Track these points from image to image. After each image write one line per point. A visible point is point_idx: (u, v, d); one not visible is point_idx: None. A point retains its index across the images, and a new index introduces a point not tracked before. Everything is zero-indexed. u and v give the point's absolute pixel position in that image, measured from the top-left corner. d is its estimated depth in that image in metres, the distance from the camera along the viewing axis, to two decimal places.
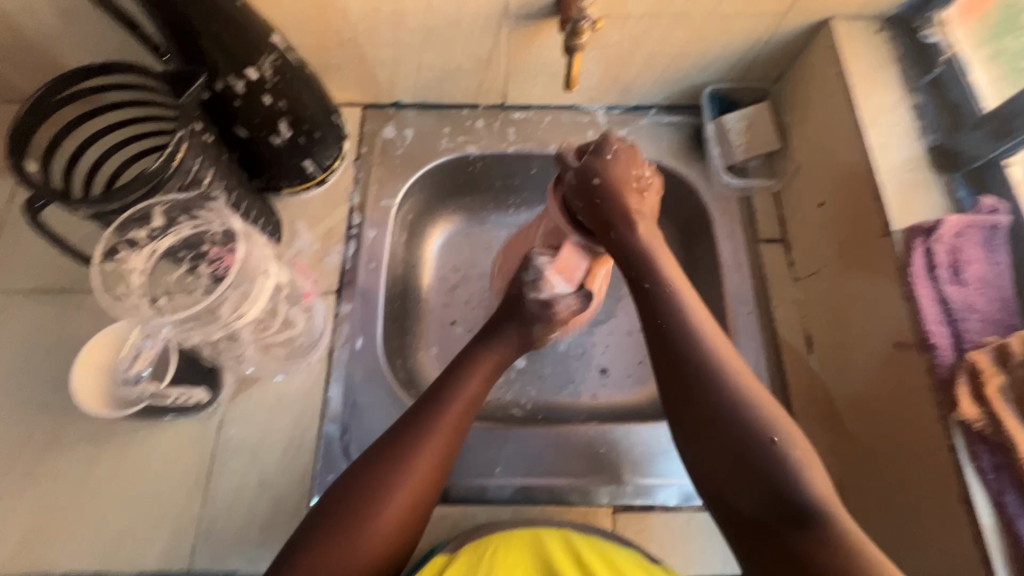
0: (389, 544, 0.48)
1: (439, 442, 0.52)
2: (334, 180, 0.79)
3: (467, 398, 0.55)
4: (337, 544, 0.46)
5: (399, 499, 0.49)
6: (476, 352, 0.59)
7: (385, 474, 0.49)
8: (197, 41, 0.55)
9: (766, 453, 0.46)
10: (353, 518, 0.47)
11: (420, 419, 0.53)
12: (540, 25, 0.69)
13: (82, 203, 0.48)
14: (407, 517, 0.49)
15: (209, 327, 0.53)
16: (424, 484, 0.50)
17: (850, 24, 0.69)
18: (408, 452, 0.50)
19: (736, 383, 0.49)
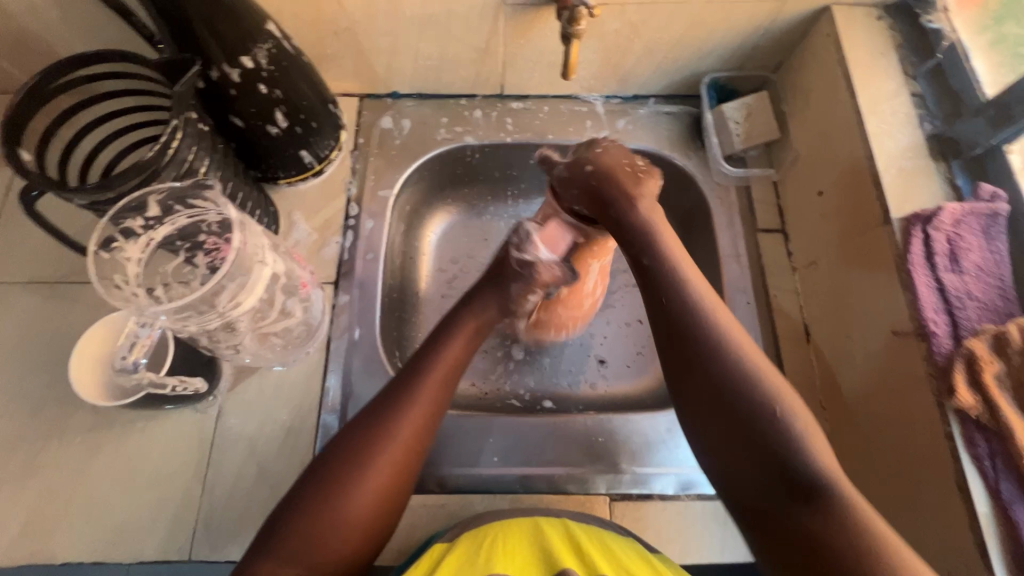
0: (376, 509, 0.48)
1: (421, 404, 0.52)
2: (331, 171, 0.78)
3: (449, 360, 0.55)
4: (322, 505, 0.47)
5: (384, 462, 0.49)
6: (455, 319, 0.59)
7: (370, 439, 0.50)
8: (190, 27, 0.54)
9: (772, 428, 0.45)
10: (338, 480, 0.48)
11: (402, 384, 0.53)
12: (537, 13, 0.69)
13: (78, 192, 0.48)
14: (393, 482, 0.50)
15: (205, 317, 0.53)
16: (409, 447, 0.51)
17: (850, 10, 0.69)
18: (391, 416, 0.51)
19: (734, 354, 0.49)
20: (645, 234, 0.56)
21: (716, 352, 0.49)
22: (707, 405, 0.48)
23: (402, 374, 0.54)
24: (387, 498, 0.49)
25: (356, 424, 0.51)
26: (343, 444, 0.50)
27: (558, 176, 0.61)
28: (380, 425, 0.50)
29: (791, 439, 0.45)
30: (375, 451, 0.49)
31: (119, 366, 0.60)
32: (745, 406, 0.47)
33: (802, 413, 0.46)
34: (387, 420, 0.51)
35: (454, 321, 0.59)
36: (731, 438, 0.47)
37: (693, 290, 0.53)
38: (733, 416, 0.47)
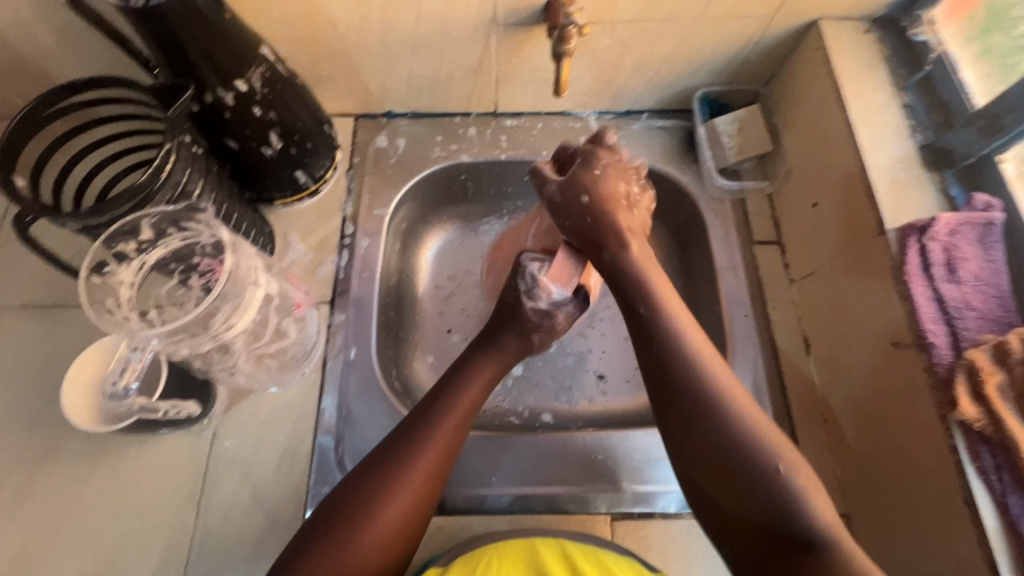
0: (380, 559, 0.47)
1: (434, 451, 0.52)
2: (326, 191, 0.79)
3: (462, 410, 0.55)
4: (333, 547, 0.46)
5: (391, 514, 0.48)
6: (469, 368, 0.59)
7: (382, 480, 0.49)
8: (183, 50, 0.54)
9: (772, 483, 0.45)
10: (351, 522, 0.47)
11: (415, 428, 0.53)
12: (529, 33, 0.70)
13: (70, 217, 0.48)
14: (404, 523, 0.48)
15: (198, 340, 0.52)
16: (420, 493, 0.50)
17: (838, 24, 0.69)
18: (394, 477, 0.49)
19: (735, 409, 0.48)
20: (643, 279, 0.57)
21: (712, 413, 0.48)
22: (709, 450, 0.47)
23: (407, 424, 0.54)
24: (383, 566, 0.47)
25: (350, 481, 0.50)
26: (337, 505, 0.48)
27: (552, 200, 0.63)
28: (378, 483, 0.49)
29: (791, 486, 0.44)
30: (370, 513, 0.47)
31: (110, 392, 0.59)
32: (755, 463, 0.46)
33: (797, 465, 0.46)
34: (389, 478, 0.49)
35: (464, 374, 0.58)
36: (736, 480, 0.46)
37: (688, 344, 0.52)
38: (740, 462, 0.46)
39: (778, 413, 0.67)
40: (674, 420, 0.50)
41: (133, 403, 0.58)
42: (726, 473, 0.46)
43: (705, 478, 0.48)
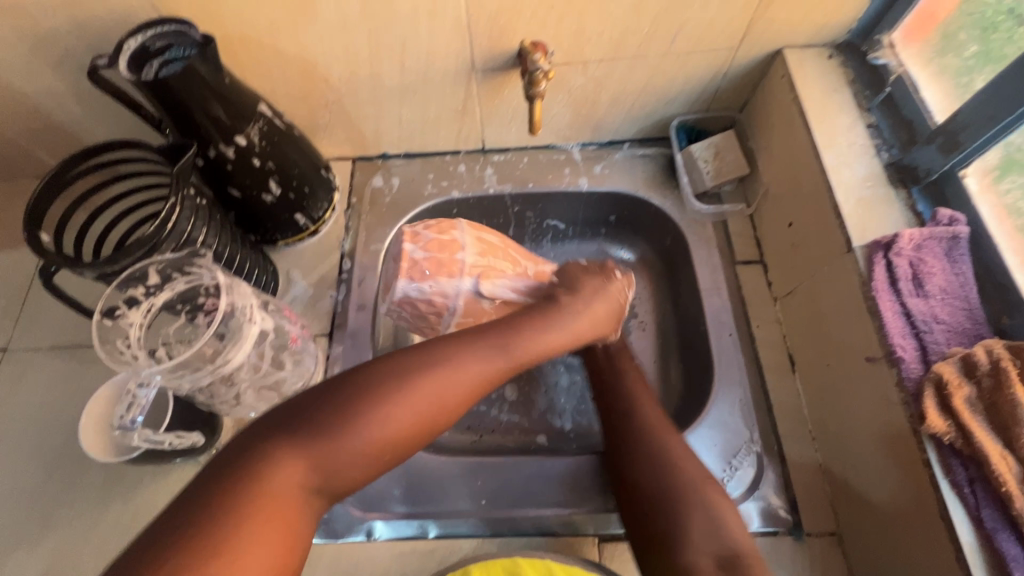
0: (385, 446, 0.49)
1: (477, 370, 0.53)
2: (326, 230, 0.84)
3: (525, 354, 0.57)
4: (351, 414, 0.48)
5: (413, 406, 0.50)
6: (546, 316, 0.62)
7: (414, 373, 0.51)
8: (189, 112, 0.60)
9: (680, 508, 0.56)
10: (376, 397, 0.49)
11: (466, 343, 0.55)
12: (507, 76, 0.74)
13: (88, 266, 0.54)
14: (418, 422, 0.50)
15: (198, 374, 0.56)
16: (445, 398, 0.51)
17: (802, 52, 0.72)
18: (427, 375, 0.51)
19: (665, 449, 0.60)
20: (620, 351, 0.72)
21: (648, 446, 0.61)
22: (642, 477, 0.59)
23: (465, 338, 0.55)
24: (374, 466, 0.50)
25: (386, 374, 0.51)
26: (363, 398, 0.49)
27: None
28: (411, 385, 0.50)
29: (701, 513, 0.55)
30: (393, 409, 0.49)
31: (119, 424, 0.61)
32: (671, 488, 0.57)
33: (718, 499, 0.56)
34: (416, 380, 0.51)
35: (540, 322, 0.61)
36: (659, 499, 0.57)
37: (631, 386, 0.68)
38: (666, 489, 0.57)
39: (764, 432, 0.68)
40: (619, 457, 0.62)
41: (139, 436, 0.59)
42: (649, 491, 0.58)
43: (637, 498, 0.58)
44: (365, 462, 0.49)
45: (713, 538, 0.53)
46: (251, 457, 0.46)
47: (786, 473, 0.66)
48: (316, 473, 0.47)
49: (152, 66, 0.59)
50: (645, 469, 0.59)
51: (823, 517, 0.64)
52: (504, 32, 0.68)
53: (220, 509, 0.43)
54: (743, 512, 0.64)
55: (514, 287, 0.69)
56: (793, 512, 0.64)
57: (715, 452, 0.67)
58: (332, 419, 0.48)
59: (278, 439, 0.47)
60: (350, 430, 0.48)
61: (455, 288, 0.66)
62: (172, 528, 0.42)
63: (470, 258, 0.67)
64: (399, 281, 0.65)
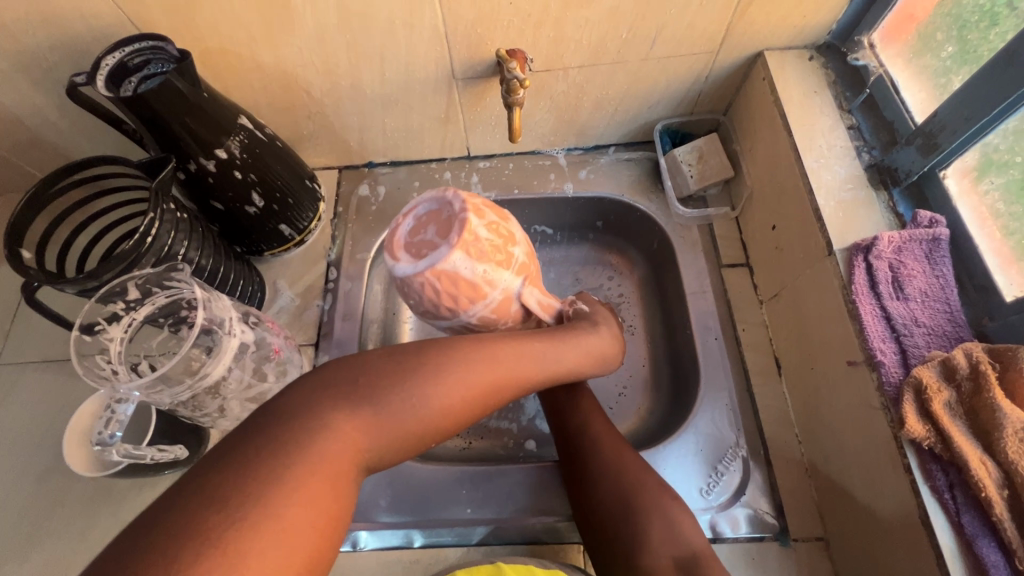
0: (432, 423, 0.47)
1: (526, 362, 0.54)
2: (312, 240, 0.84)
3: (561, 368, 0.58)
4: (412, 381, 0.46)
5: (469, 385, 0.49)
6: (582, 333, 0.62)
7: (473, 353, 0.50)
8: (168, 127, 0.60)
9: (645, 517, 0.56)
10: (438, 368, 0.48)
11: (517, 335, 0.55)
12: (487, 84, 0.75)
13: (68, 282, 0.54)
14: (468, 405, 0.49)
15: (176, 389, 0.56)
16: (497, 384, 0.51)
17: (782, 54, 0.72)
18: (485, 355, 0.51)
19: (625, 459, 0.61)
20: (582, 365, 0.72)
21: (612, 455, 0.61)
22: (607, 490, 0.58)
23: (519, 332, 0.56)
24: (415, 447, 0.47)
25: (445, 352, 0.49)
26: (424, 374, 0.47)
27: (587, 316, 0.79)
28: (469, 364, 0.49)
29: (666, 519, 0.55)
30: (451, 386, 0.48)
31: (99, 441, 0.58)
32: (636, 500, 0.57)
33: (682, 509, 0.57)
34: (475, 358, 0.50)
35: (574, 332, 0.61)
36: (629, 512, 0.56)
37: (580, 399, 0.68)
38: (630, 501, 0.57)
39: (750, 435, 0.68)
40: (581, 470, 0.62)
41: (117, 450, 0.57)
42: (609, 501, 0.58)
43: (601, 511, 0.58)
44: (409, 441, 0.47)
45: (672, 541, 0.54)
46: (305, 417, 0.42)
47: (772, 477, 0.66)
48: (368, 447, 0.44)
49: (132, 82, 0.60)
50: (604, 481, 0.59)
51: (810, 522, 0.63)
52: (482, 41, 0.68)
53: (275, 467, 0.38)
54: (728, 516, 0.64)
55: (546, 304, 0.65)
56: (780, 517, 0.64)
57: (700, 457, 0.67)
58: (390, 391, 0.46)
59: (336, 405, 0.44)
60: (407, 405, 0.46)
61: (504, 281, 0.60)
62: (211, 484, 0.37)
63: (521, 256, 0.61)
64: (455, 252, 0.56)
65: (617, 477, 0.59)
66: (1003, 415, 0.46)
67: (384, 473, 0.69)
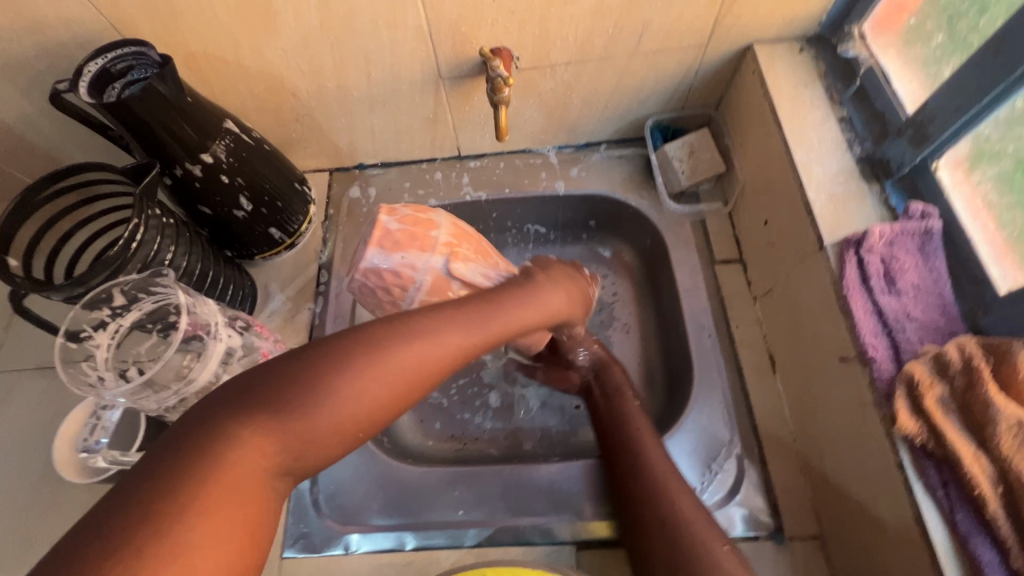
0: (359, 419, 0.42)
1: (464, 338, 0.48)
2: (303, 243, 0.84)
3: (507, 330, 0.53)
4: (325, 378, 0.41)
5: (393, 372, 0.43)
6: (523, 296, 0.57)
7: (396, 335, 0.45)
8: (152, 132, 0.60)
9: (691, 551, 0.52)
10: (355, 359, 0.42)
11: (452, 310, 0.49)
12: (474, 83, 0.74)
13: (55, 290, 0.54)
14: (400, 392, 0.44)
15: (162, 395, 0.57)
16: (430, 366, 0.45)
17: (772, 46, 0.71)
18: (411, 337, 0.45)
19: (675, 491, 0.57)
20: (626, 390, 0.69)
21: (657, 486, 0.58)
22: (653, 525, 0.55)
23: (453, 308, 0.49)
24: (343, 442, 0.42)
25: (358, 337, 0.44)
26: (337, 364, 0.42)
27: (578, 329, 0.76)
28: (391, 351, 0.43)
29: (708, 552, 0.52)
30: (375, 375, 0.42)
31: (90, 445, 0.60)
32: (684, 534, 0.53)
33: (692, 518, 0.55)
34: (399, 342, 0.44)
35: (517, 296, 0.56)
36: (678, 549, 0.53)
37: (625, 404, 0.67)
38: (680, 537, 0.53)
39: (744, 433, 0.67)
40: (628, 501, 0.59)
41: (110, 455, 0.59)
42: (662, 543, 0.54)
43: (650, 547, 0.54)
44: (332, 439, 0.42)
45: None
46: (214, 426, 0.38)
47: (767, 475, 0.65)
48: (283, 451, 0.40)
49: (115, 88, 0.60)
50: (649, 514, 0.56)
51: (805, 521, 0.62)
52: (467, 40, 0.68)
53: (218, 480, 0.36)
54: (723, 516, 0.63)
55: (485, 274, 0.64)
56: (774, 516, 0.63)
57: (694, 457, 0.66)
58: (297, 386, 0.40)
59: (235, 411, 0.39)
60: (318, 400, 0.40)
61: (424, 263, 0.62)
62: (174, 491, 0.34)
63: (444, 237, 0.63)
64: (369, 250, 0.60)
65: (634, 480, 0.59)
66: (996, 411, 0.45)
67: (375, 475, 0.69)
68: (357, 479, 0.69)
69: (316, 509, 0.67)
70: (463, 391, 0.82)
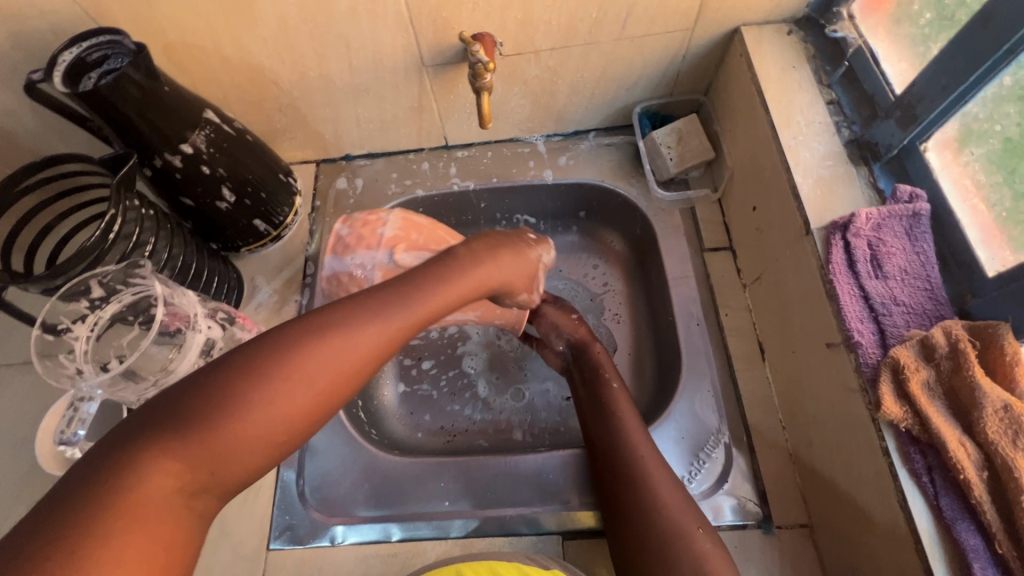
0: (275, 433, 0.38)
1: (387, 325, 0.44)
2: (289, 236, 0.84)
3: (435, 306, 0.48)
4: (230, 394, 0.37)
5: (306, 376, 0.39)
6: (450, 270, 0.51)
7: (306, 336, 0.40)
8: (130, 123, 0.59)
9: (677, 544, 0.51)
10: (260, 368, 0.38)
11: (369, 298, 0.45)
12: (457, 70, 0.73)
13: (32, 282, 0.53)
14: (318, 398, 0.40)
15: (141, 386, 0.57)
16: (352, 362, 0.41)
17: (760, 29, 0.70)
18: (322, 333, 0.41)
19: (658, 481, 0.56)
20: (608, 374, 0.67)
21: (639, 477, 0.56)
22: (638, 519, 0.54)
23: (372, 298, 0.45)
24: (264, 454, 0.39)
25: (270, 340, 0.40)
26: (246, 373, 0.38)
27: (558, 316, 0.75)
28: (300, 353, 0.39)
29: (693, 543, 0.51)
30: (285, 383, 0.39)
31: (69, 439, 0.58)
32: (669, 527, 0.52)
33: (677, 510, 0.54)
34: (308, 341, 0.40)
35: (443, 271, 0.51)
36: (664, 544, 0.51)
37: (610, 388, 0.66)
38: (661, 531, 0.52)
39: (732, 422, 0.67)
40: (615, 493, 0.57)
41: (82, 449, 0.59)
42: (642, 536, 0.53)
43: (633, 542, 0.53)
44: (251, 452, 0.38)
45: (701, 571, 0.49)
46: (137, 430, 0.36)
47: (755, 464, 0.65)
48: (196, 469, 0.36)
49: (91, 78, 0.60)
50: (637, 508, 0.55)
51: (794, 509, 0.62)
52: (448, 25, 0.67)
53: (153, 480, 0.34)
54: (711, 505, 0.62)
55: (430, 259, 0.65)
56: (763, 505, 0.62)
57: (682, 446, 0.65)
58: (201, 401, 0.37)
59: (142, 430, 0.36)
60: (225, 414, 0.37)
61: (370, 260, 0.65)
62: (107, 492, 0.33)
63: (389, 232, 0.66)
64: (326, 258, 0.67)
65: (618, 467, 0.58)
66: (983, 395, 0.45)
67: (361, 466, 0.69)
68: (343, 470, 0.69)
69: (302, 501, 0.67)
70: (453, 382, 0.81)
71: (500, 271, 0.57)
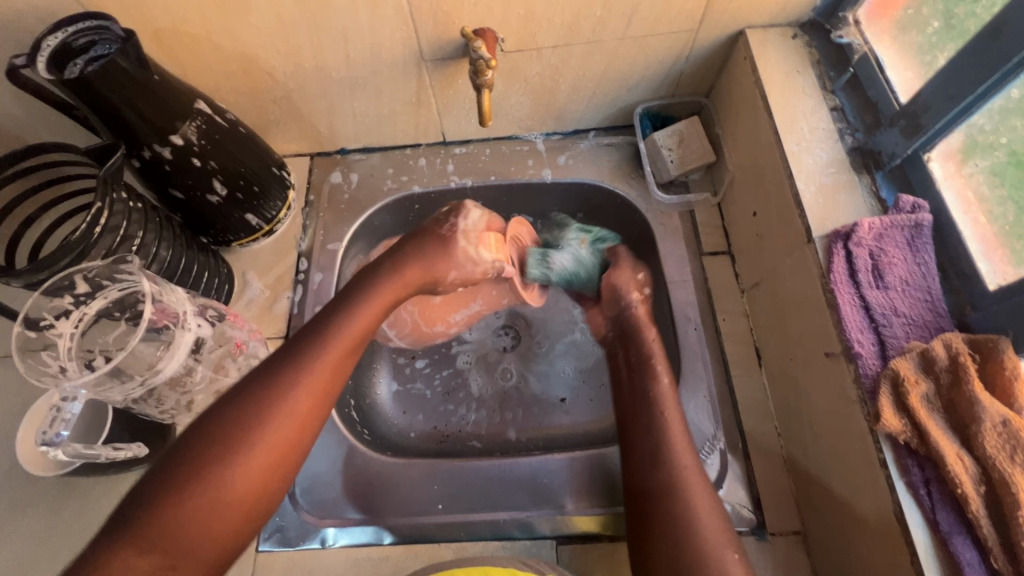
0: (242, 500, 0.46)
1: (313, 374, 0.51)
2: (281, 231, 0.82)
3: (348, 339, 0.55)
4: (192, 478, 0.45)
5: (253, 443, 0.47)
6: (355, 301, 0.59)
7: (245, 406, 0.48)
8: (117, 113, 0.57)
9: (699, 551, 0.50)
10: (212, 448, 0.46)
11: (289, 353, 0.52)
12: (458, 65, 0.72)
13: (13, 276, 0.51)
14: (269, 459, 0.47)
15: (128, 386, 0.55)
16: (293, 418, 0.49)
17: (765, 32, 0.69)
18: (257, 398, 0.49)
19: (686, 485, 0.55)
20: (654, 368, 0.66)
21: (672, 482, 0.55)
22: (664, 523, 0.52)
23: (292, 352, 0.52)
24: (233, 521, 0.46)
25: (210, 421, 0.48)
26: (195, 452, 0.46)
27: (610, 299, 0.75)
28: (244, 422, 0.47)
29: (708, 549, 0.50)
30: (238, 456, 0.46)
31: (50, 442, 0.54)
32: (692, 532, 0.51)
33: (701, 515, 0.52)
34: (246, 412, 0.48)
35: (348, 306, 0.58)
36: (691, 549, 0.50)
37: (655, 383, 0.64)
38: (685, 539, 0.51)
39: (728, 428, 0.66)
40: (641, 494, 0.56)
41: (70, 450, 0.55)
42: (661, 541, 0.52)
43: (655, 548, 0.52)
44: (224, 521, 0.45)
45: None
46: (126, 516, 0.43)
47: (750, 470, 0.64)
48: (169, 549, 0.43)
49: (76, 65, 0.57)
50: (665, 510, 0.53)
51: (788, 517, 0.62)
52: (449, 19, 0.65)
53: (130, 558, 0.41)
54: None
55: None
56: (757, 512, 0.62)
57: None
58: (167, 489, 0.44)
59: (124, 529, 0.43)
60: (179, 495, 0.44)
61: None
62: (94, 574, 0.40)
63: None
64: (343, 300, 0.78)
65: (653, 469, 0.57)
66: (982, 409, 0.45)
67: (354, 467, 0.68)
68: (335, 472, 0.68)
69: (293, 502, 0.66)
70: (447, 383, 0.80)
71: (408, 286, 0.64)
